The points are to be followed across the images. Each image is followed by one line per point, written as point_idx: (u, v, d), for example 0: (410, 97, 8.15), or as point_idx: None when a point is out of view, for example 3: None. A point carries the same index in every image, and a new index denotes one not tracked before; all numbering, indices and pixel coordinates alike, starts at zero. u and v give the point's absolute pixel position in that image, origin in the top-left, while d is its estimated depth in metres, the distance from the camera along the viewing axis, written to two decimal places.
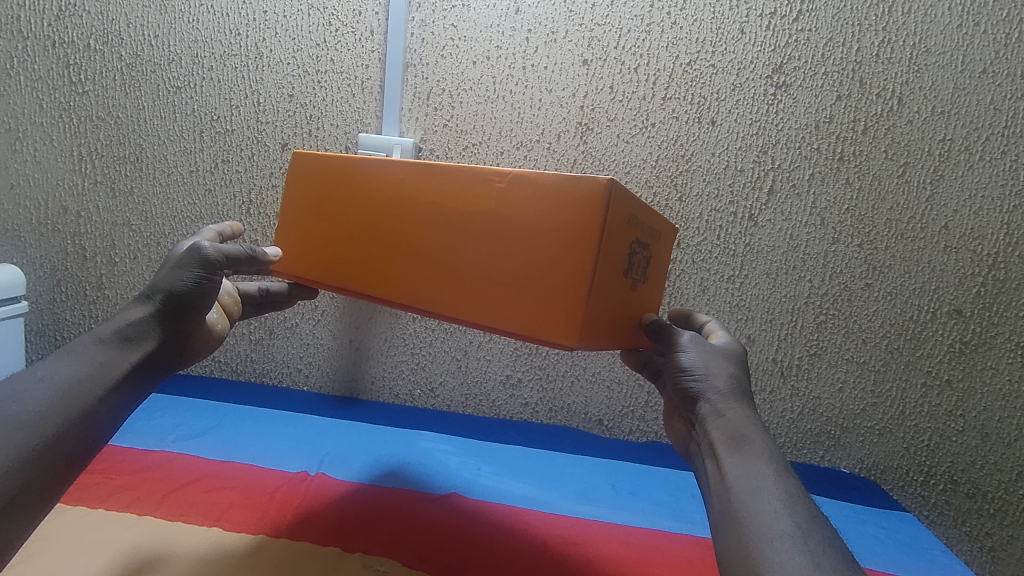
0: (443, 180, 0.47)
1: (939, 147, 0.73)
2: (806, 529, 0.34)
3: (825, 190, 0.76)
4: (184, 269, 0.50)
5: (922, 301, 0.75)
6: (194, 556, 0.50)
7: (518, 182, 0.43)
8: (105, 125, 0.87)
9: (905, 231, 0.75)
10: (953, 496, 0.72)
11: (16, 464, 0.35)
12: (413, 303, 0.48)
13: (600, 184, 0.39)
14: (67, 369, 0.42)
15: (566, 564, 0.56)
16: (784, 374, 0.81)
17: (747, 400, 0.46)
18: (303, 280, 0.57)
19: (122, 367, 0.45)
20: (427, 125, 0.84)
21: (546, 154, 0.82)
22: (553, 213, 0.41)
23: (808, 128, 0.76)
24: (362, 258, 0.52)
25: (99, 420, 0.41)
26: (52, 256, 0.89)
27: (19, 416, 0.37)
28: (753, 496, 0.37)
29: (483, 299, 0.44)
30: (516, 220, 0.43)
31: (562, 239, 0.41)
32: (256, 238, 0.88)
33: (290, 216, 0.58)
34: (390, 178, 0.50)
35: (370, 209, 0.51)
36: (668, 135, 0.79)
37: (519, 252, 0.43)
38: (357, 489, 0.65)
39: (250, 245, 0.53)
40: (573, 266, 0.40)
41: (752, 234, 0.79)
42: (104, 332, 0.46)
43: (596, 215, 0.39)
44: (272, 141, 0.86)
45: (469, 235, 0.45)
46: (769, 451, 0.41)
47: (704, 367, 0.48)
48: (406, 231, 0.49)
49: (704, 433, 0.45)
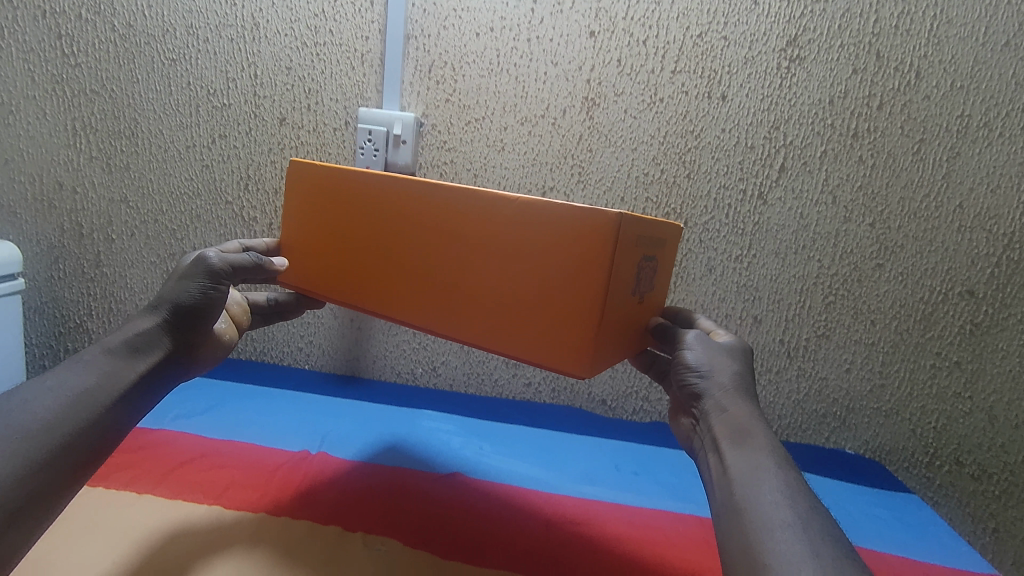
0: (447, 199, 0.46)
1: (957, 123, 0.71)
2: (807, 518, 0.33)
3: (837, 167, 0.74)
4: (191, 280, 0.50)
5: (934, 282, 0.74)
6: (196, 536, 0.50)
7: (525, 211, 0.42)
8: (99, 99, 0.85)
9: (918, 209, 0.73)
10: (958, 478, 0.72)
11: (25, 469, 0.34)
12: (421, 324, 0.49)
13: (610, 221, 0.39)
14: (76, 379, 0.41)
15: (568, 544, 0.55)
16: (790, 355, 0.80)
17: (751, 397, 0.45)
18: (309, 290, 0.57)
19: (129, 376, 0.44)
20: (429, 100, 0.81)
21: (551, 130, 0.79)
22: (561, 243, 0.41)
23: (821, 104, 0.74)
24: (366, 274, 0.52)
25: (106, 424, 0.41)
26: (48, 232, 0.88)
27: (25, 422, 0.36)
28: (755, 487, 0.36)
29: (492, 324, 0.45)
30: (523, 249, 0.43)
31: (570, 270, 0.41)
32: (255, 215, 0.87)
33: (293, 226, 0.58)
34: (393, 193, 0.49)
35: (373, 226, 0.51)
36: (677, 111, 0.76)
37: (527, 280, 0.43)
38: (358, 469, 0.65)
39: (257, 255, 0.53)
40: (581, 298, 0.41)
41: (761, 213, 0.77)
42: (113, 342, 0.45)
43: (606, 250, 0.39)
44: (270, 116, 0.84)
45: (476, 259, 0.45)
46: (773, 445, 0.40)
47: (708, 363, 0.47)
48: (412, 250, 0.49)
49: (706, 428, 0.44)
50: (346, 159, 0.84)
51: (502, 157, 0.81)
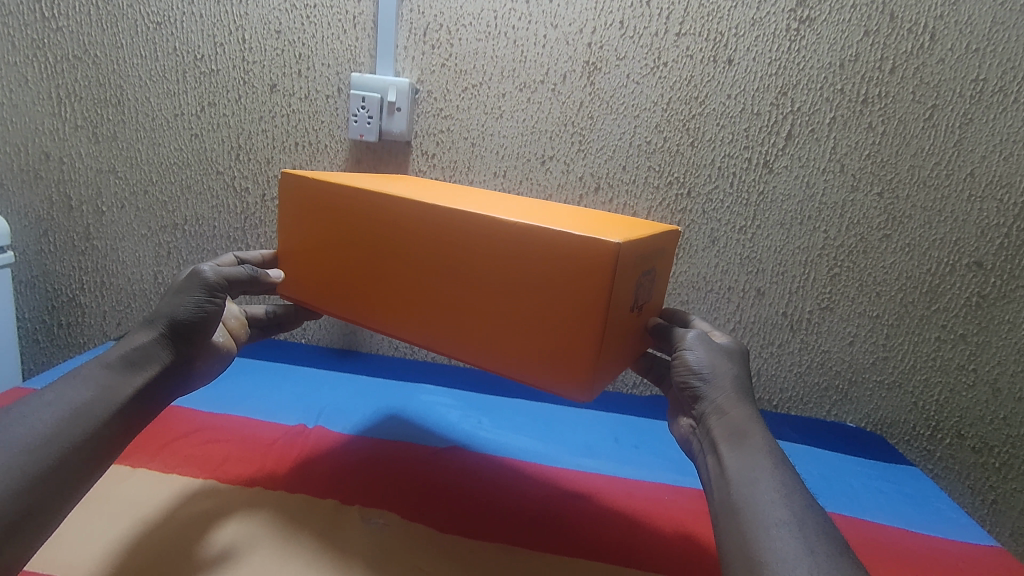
0: (449, 223, 0.48)
1: (972, 88, 0.68)
2: (802, 516, 0.34)
3: (846, 135, 0.72)
4: (187, 293, 0.50)
5: (942, 254, 0.72)
6: (191, 511, 0.51)
7: (527, 236, 0.44)
8: (83, 65, 0.82)
9: (929, 177, 0.71)
10: (959, 451, 0.75)
11: (25, 483, 0.36)
12: (428, 340, 0.51)
13: (609, 251, 0.41)
14: (74, 394, 0.42)
15: (566, 516, 0.55)
16: (793, 328, 0.79)
17: (751, 400, 0.45)
18: (311, 303, 0.58)
19: (125, 391, 0.45)
20: (424, 65, 0.78)
21: (550, 96, 0.77)
22: (561, 270, 0.43)
23: (831, 68, 0.71)
24: (371, 290, 0.54)
25: (105, 442, 0.42)
26: (37, 204, 0.86)
27: (21, 438, 0.37)
28: (752, 487, 0.37)
29: (496, 344, 0.48)
30: (525, 273, 0.45)
31: (571, 295, 0.43)
32: (247, 185, 0.84)
33: (291, 237, 0.59)
34: (395, 213, 0.51)
35: (375, 242, 0.52)
36: (681, 76, 0.74)
37: (530, 302, 0.45)
38: (355, 443, 0.64)
39: (251, 268, 0.54)
40: (581, 322, 0.43)
41: (766, 182, 0.75)
42: (110, 357, 0.46)
43: (605, 277, 0.41)
44: (260, 82, 0.81)
45: (479, 281, 0.47)
46: (770, 445, 0.40)
47: (710, 367, 0.46)
48: (416, 269, 0.51)
49: (705, 431, 0.45)
50: (339, 128, 0.81)
51: (500, 125, 0.79)
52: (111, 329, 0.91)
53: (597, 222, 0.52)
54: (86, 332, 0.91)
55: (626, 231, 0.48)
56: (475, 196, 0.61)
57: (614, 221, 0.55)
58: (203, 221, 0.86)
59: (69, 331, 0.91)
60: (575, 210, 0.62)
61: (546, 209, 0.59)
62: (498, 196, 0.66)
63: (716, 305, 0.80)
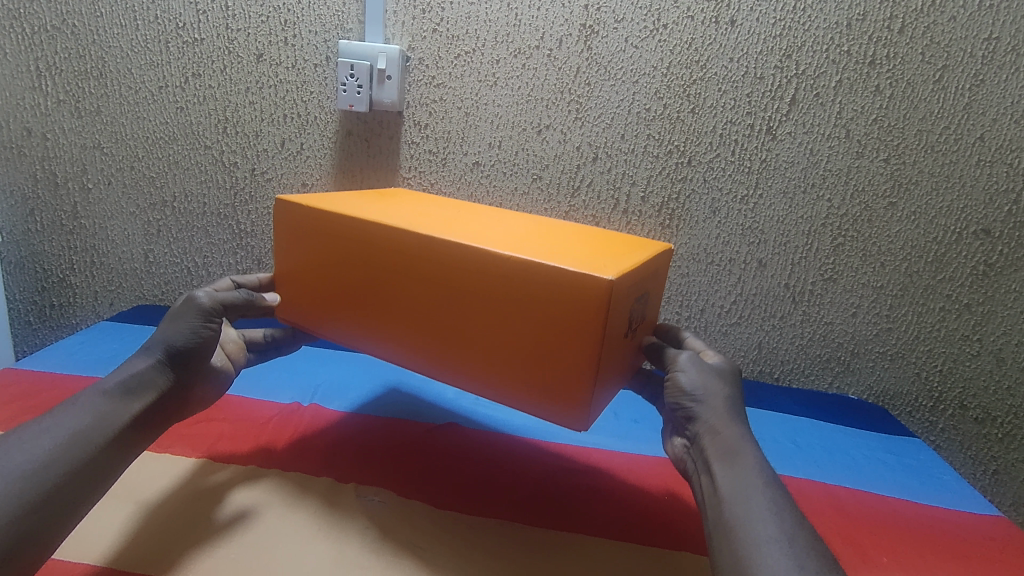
0: (439, 252, 0.47)
1: (984, 47, 0.66)
2: (792, 535, 0.36)
3: (852, 99, 0.69)
4: (182, 320, 0.50)
5: (949, 221, 0.71)
6: (192, 494, 0.50)
7: (519, 270, 0.44)
8: (61, 36, 0.79)
9: (937, 143, 0.69)
10: (962, 421, 0.76)
11: (25, 513, 0.35)
12: (421, 367, 0.51)
13: (602, 287, 0.41)
14: (72, 421, 0.41)
15: (563, 491, 0.55)
16: (795, 300, 0.77)
17: (742, 421, 0.45)
18: (306, 324, 0.57)
19: (123, 417, 0.44)
20: (415, 31, 0.75)
21: (546, 62, 0.74)
22: (555, 305, 0.43)
23: (838, 28, 0.68)
24: (363, 317, 0.53)
25: (102, 466, 0.41)
26: (21, 181, 0.84)
27: (19, 463, 0.37)
28: (744, 505, 0.38)
29: (489, 373, 0.47)
30: (518, 305, 0.44)
31: (566, 328, 0.43)
32: (236, 160, 0.82)
33: (281, 262, 0.58)
34: (384, 240, 0.50)
35: (365, 268, 0.52)
36: (682, 39, 0.71)
37: (523, 333, 0.45)
38: (350, 421, 0.64)
39: (246, 290, 0.53)
40: (576, 356, 0.43)
41: (769, 150, 0.72)
42: (108, 383, 0.45)
43: (599, 313, 0.41)
44: (245, 51, 0.78)
45: (472, 311, 0.47)
46: (761, 465, 0.41)
47: (702, 388, 0.46)
48: (408, 298, 0.50)
49: (698, 451, 0.44)
50: (328, 98, 0.79)
51: (494, 94, 0.76)
52: (104, 309, 0.90)
53: (589, 246, 0.52)
54: (79, 312, 0.90)
55: (618, 259, 0.48)
56: (467, 216, 0.60)
57: (606, 243, 0.55)
58: (192, 197, 0.84)
59: (61, 312, 0.90)
60: (567, 228, 0.61)
61: (536, 229, 0.58)
62: (488, 212, 0.65)
63: (717, 277, 0.78)
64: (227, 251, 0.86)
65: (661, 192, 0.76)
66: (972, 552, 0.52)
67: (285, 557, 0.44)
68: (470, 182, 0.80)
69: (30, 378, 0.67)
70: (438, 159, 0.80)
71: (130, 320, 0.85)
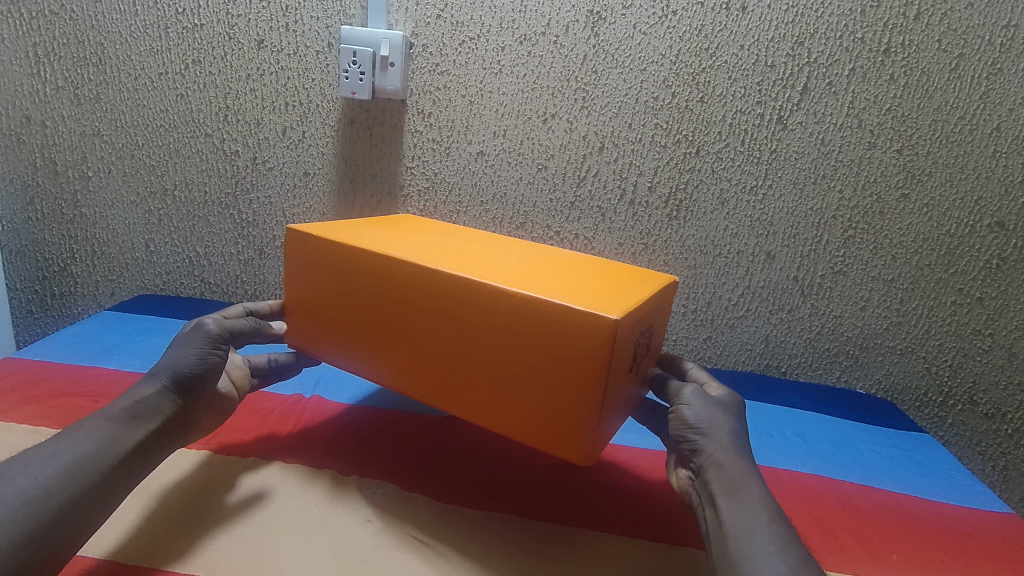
0: (445, 285, 0.47)
1: (1003, 35, 0.64)
2: (799, 570, 0.35)
3: (866, 88, 0.68)
4: (191, 347, 0.50)
5: (962, 214, 0.70)
6: (201, 487, 0.49)
7: (524, 305, 0.43)
8: (60, 21, 0.78)
9: (951, 133, 0.68)
10: (970, 416, 0.76)
11: (28, 542, 0.35)
12: (424, 399, 0.50)
13: (608, 325, 0.40)
14: (76, 446, 0.41)
15: (567, 487, 0.54)
16: (804, 293, 0.76)
17: (746, 453, 0.44)
18: (312, 351, 0.56)
19: (127, 441, 0.43)
20: (418, 17, 0.74)
21: (552, 49, 0.72)
22: (561, 341, 0.42)
23: (853, 14, 0.66)
24: (367, 346, 0.52)
25: (106, 490, 0.40)
26: (21, 169, 0.83)
27: (22, 490, 0.36)
28: (749, 539, 0.38)
29: (493, 406, 0.46)
30: (523, 339, 0.44)
31: (573, 364, 0.42)
32: (237, 148, 0.81)
33: (287, 288, 0.57)
34: (389, 271, 0.49)
35: (370, 298, 0.51)
36: (691, 25, 0.69)
37: (527, 367, 0.44)
38: (352, 413, 0.63)
39: (254, 320, 0.54)
40: (579, 391, 0.42)
41: (779, 139, 0.71)
42: (113, 409, 0.45)
43: (604, 350, 0.41)
44: (246, 37, 0.77)
45: (477, 344, 0.46)
46: (765, 498, 0.41)
47: (706, 421, 0.46)
48: (411, 329, 0.49)
49: (703, 483, 0.44)
50: (331, 86, 0.77)
51: (499, 81, 0.75)
52: (105, 298, 0.90)
53: (594, 280, 0.51)
54: (80, 301, 0.90)
55: (623, 294, 0.47)
56: (473, 246, 0.59)
57: (611, 275, 0.54)
58: (193, 186, 0.83)
59: (62, 301, 0.89)
60: (573, 257, 0.61)
61: (541, 259, 0.58)
62: (494, 240, 0.65)
63: (724, 270, 0.77)
64: (229, 240, 0.85)
65: (668, 183, 0.74)
66: (986, 552, 0.51)
67: (294, 552, 0.43)
68: (474, 172, 0.78)
69: (31, 368, 0.66)
70: (441, 148, 0.78)
71: (132, 309, 0.84)
